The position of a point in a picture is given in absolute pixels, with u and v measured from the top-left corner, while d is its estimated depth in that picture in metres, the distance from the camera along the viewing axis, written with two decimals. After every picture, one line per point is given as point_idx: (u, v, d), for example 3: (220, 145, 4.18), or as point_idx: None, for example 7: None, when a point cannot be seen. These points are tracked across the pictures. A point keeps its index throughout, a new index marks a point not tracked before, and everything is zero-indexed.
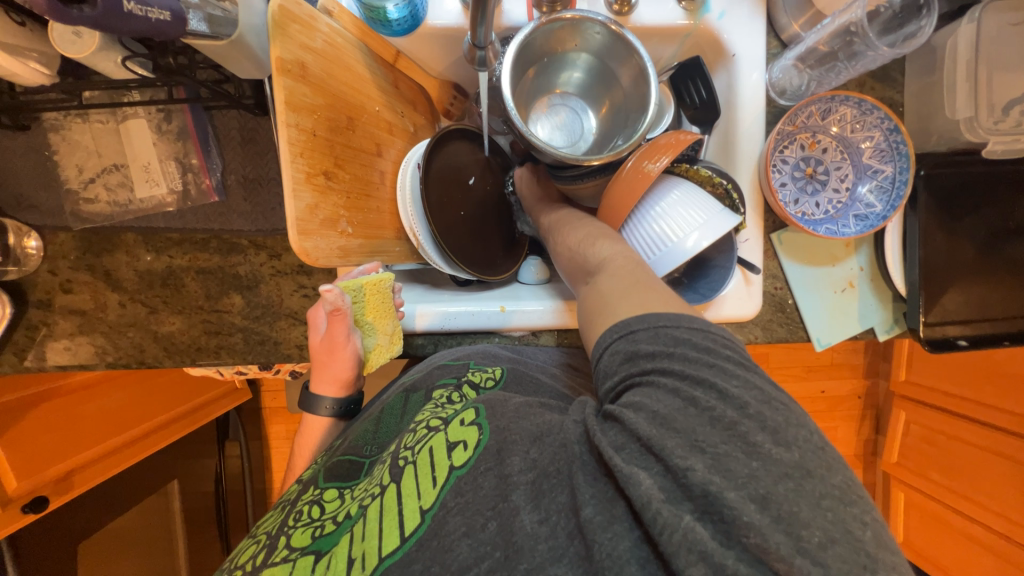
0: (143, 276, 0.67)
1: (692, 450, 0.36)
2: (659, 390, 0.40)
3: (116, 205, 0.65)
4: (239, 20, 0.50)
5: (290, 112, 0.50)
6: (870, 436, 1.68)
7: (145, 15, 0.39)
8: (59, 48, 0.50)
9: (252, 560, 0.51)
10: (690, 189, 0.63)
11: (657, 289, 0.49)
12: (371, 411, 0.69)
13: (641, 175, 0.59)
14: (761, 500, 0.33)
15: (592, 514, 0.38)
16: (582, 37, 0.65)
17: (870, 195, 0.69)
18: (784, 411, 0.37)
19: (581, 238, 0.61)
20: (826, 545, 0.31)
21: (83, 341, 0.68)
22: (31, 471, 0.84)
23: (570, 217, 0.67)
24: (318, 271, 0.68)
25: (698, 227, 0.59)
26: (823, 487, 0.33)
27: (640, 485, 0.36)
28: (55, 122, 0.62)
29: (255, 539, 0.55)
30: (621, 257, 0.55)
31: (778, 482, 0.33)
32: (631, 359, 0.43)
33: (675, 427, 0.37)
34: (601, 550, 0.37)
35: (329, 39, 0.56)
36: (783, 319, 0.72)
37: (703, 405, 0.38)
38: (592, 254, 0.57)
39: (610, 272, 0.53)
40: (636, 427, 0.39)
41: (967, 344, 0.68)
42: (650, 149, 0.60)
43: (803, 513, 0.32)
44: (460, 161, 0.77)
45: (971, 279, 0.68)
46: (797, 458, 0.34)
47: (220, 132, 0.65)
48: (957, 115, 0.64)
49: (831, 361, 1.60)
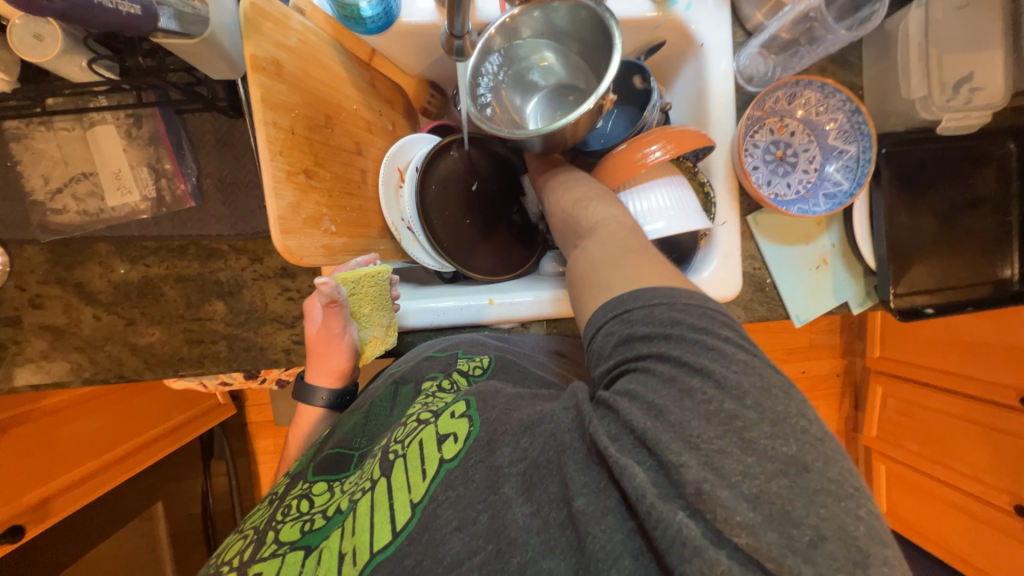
0: (118, 287, 0.65)
1: (686, 447, 0.37)
2: (654, 377, 0.41)
3: (86, 214, 0.62)
4: (210, 18, 0.48)
5: (267, 110, 0.49)
6: (849, 413, 1.75)
7: (114, 8, 0.38)
8: (19, 50, 0.49)
9: (239, 555, 0.50)
10: (679, 183, 0.67)
11: (650, 258, 0.50)
12: (360, 404, 0.68)
13: (635, 159, 0.63)
14: (751, 499, 0.34)
15: (585, 505, 0.39)
16: (572, 24, 0.63)
17: (837, 174, 0.72)
18: (784, 401, 0.39)
19: (576, 200, 0.62)
20: (816, 543, 0.33)
21: (56, 358, 0.65)
22: (10, 497, 0.81)
23: (561, 178, 0.68)
24: (302, 273, 0.67)
25: (665, 218, 0.64)
26: (818, 483, 0.35)
27: (634, 478, 0.37)
28: (17, 131, 0.60)
29: (242, 534, 0.53)
30: (613, 224, 0.56)
31: (771, 479, 0.35)
32: (626, 341, 0.44)
33: (670, 421, 0.39)
34: (595, 542, 0.38)
35: (302, 37, 0.55)
36: (763, 298, 0.75)
37: (699, 397, 0.39)
38: (585, 218, 0.59)
39: (602, 237, 0.54)
40: (632, 418, 0.40)
41: (934, 311, 0.71)
42: (647, 138, 0.63)
43: (796, 511, 0.34)
44: (457, 169, 0.79)
45: (933, 253, 0.72)
46: (794, 451, 0.36)
47: (194, 136, 0.64)
48: (912, 95, 0.67)
49: (809, 342, 1.66)
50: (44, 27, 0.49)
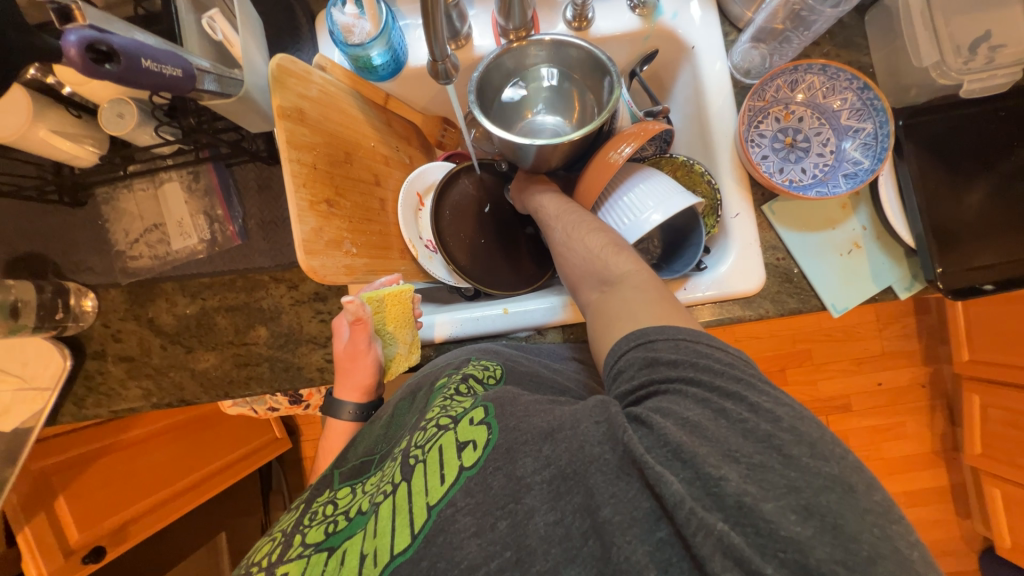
0: (180, 320, 0.74)
1: (725, 460, 0.40)
2: (687, 398, 0.45)
3: (157, 258, 0.73)
4: (244, 81, 0.59)
5: (292, 149, 0.57)
6: (946, 430, 1.56)
7: (158, 71, 0.45)
8: (104, 126, 0.61)
9: (268, 556, 0.53)
10: (653, 178, 0.68)
11: (678, 308, 0.54)
12: (380, 415, 0.69)
13: (607, 164, 0.65)
14: (803, 510, 0.37)
15: (612, 515, 0.41)
16: (560, 56, 0.70)
17: (855, 152, 0.69)
18: (818, 428, 0.41)
19: (603, 246, 0.62)
20: (874, 558, 0.35)
21: (131, 386, 0.74)
22: (90, 522, 0.93)
23: (570, 210, 0.69)
24: (332, 296, 0.74)
25: (654, 207, 0.65)
26: (867, 503, 0.37)
27: (671, 485, 0.39)
28: (106, 195, 0.72)
29: (271, 536, 0.57)
30: (643, 276, 0.58)
31: (819, 493, 0.37)
32: (651, 365, 0.48)
33: (707, 435, 0.42)
34: (620, 553, 0.40)
35: (323, 88, 0.64)
36: (792, 290, 0.70)
37: (734, 416, 0.42)
38: (613, 263, 0.60)
39: (634, 284, 0.57)
40: (666, 430, 0.42)
41: (994, 288, 0.64)
42: (616, 139, 0.64)
43: (851, 526, 0.36)
44: (468, 197, 0.85)
45: (988, 230, 0.66)
46: (836, 471, 0.38)
47: (240, 183, 0.73)
48: (924, 61, 0.64)
49: (882, 350, 1.53)
50: (125, 107, 0.61)
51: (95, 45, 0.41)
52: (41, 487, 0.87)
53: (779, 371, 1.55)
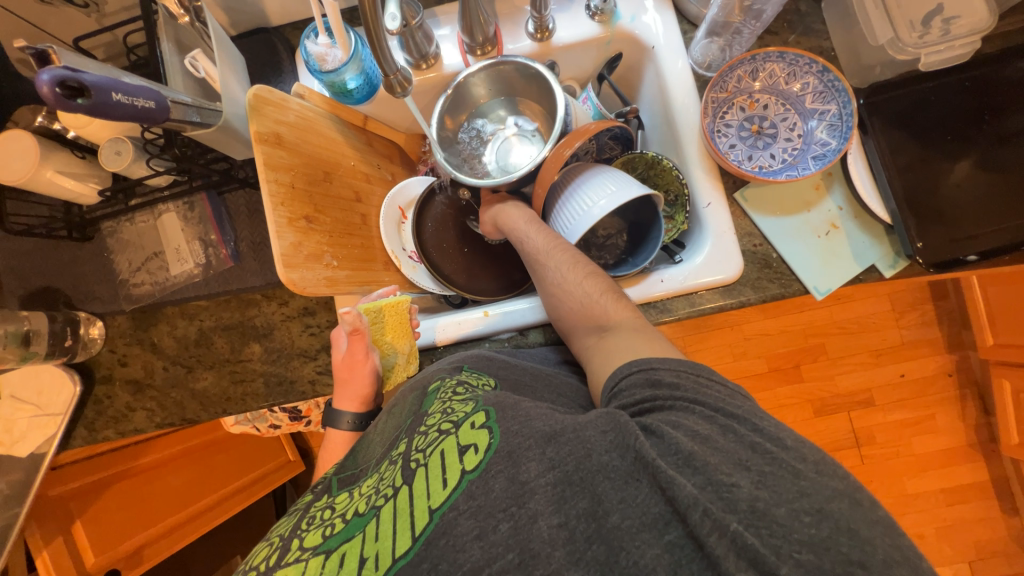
0: (180, 341, 0.78)
1: (736, 468, 0.40)
2: (694, 414, 0.45)
3: (157, 284, 0.77)
4: (224, 110, 0.64)
5: (269, 171, 0.61)
6: (980, 420, 1.47)
7: (129, 102, 0.50)
8: (105, 164, 0.66)
9: (267, 560, 0.54)
10: (605, 169, 0.71)
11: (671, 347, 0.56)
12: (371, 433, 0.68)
13: (558, 158, 0.67)
14: (816, 512, 0.37)
15: (621, 521, 0.40)
16: (499, 78, 0.78)
17: (823, 134, 0.70)
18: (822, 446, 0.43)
19: (601, 287, 0.64)
20: (889, 562, 0.36)
21: (137, 408, 0.78)
22: (107, 545, 0.96)
23: (562, 247, 0.69)
24: (321, 310, 0.77)
25: (607, 196, 0.67)
26: (874, 514, 0.38)
27: (683, 488, 0.39)
28: (111, 228, 0.77)
29: (267, 541, 0.58)
30: (632, 320, 0.60)
31: (831, 499, 0.38)
32: (655, 385, 0.49)
33: (716, 446, 0.42)
34: (629, 557, 0.39)
35: (301, 114, 0.68)
36: (772, 275, 0.69)
37: (739, 432, 0.43)
38: (607, 301, 0.63)
39: (627, 325, 0.59)
40: (678, 440, 0.42)
41: (977, 259, 0.62)
42: (572, 136, 0.66)
43: (863, 530, 0.37)
44: (449, 209, 0.89)
45: (984, 207, 0.64)
46: (842, 486, 0.39)
47: (232, 210, 0.78)
48: (879, 40, 0.66)
49: (900, 340, 1.48)
50: (122, 145, 0.66)
51: (65, 83, 0.45)
52: (58, 510, 0.91)
53: (793, 367, 1.50)
